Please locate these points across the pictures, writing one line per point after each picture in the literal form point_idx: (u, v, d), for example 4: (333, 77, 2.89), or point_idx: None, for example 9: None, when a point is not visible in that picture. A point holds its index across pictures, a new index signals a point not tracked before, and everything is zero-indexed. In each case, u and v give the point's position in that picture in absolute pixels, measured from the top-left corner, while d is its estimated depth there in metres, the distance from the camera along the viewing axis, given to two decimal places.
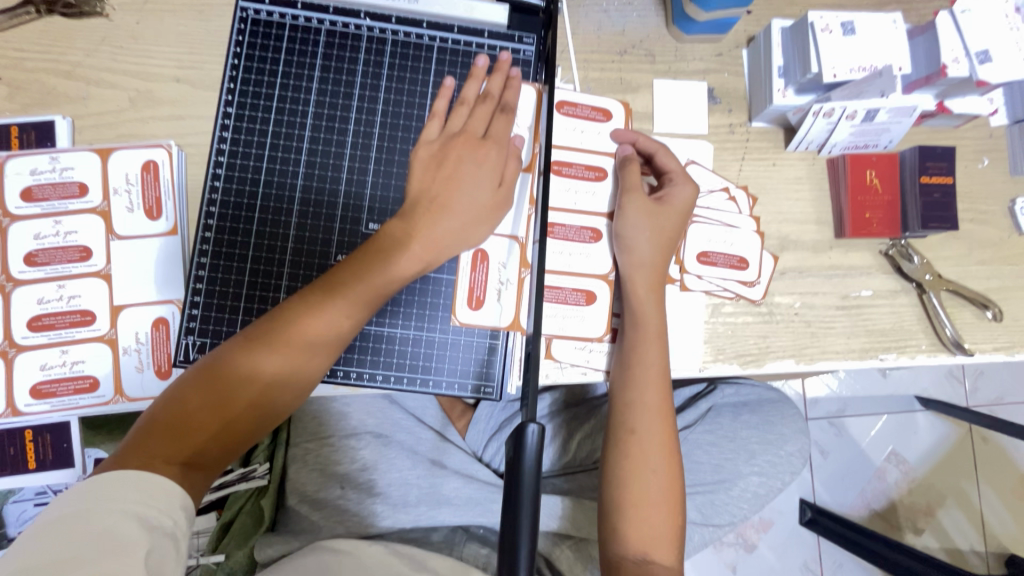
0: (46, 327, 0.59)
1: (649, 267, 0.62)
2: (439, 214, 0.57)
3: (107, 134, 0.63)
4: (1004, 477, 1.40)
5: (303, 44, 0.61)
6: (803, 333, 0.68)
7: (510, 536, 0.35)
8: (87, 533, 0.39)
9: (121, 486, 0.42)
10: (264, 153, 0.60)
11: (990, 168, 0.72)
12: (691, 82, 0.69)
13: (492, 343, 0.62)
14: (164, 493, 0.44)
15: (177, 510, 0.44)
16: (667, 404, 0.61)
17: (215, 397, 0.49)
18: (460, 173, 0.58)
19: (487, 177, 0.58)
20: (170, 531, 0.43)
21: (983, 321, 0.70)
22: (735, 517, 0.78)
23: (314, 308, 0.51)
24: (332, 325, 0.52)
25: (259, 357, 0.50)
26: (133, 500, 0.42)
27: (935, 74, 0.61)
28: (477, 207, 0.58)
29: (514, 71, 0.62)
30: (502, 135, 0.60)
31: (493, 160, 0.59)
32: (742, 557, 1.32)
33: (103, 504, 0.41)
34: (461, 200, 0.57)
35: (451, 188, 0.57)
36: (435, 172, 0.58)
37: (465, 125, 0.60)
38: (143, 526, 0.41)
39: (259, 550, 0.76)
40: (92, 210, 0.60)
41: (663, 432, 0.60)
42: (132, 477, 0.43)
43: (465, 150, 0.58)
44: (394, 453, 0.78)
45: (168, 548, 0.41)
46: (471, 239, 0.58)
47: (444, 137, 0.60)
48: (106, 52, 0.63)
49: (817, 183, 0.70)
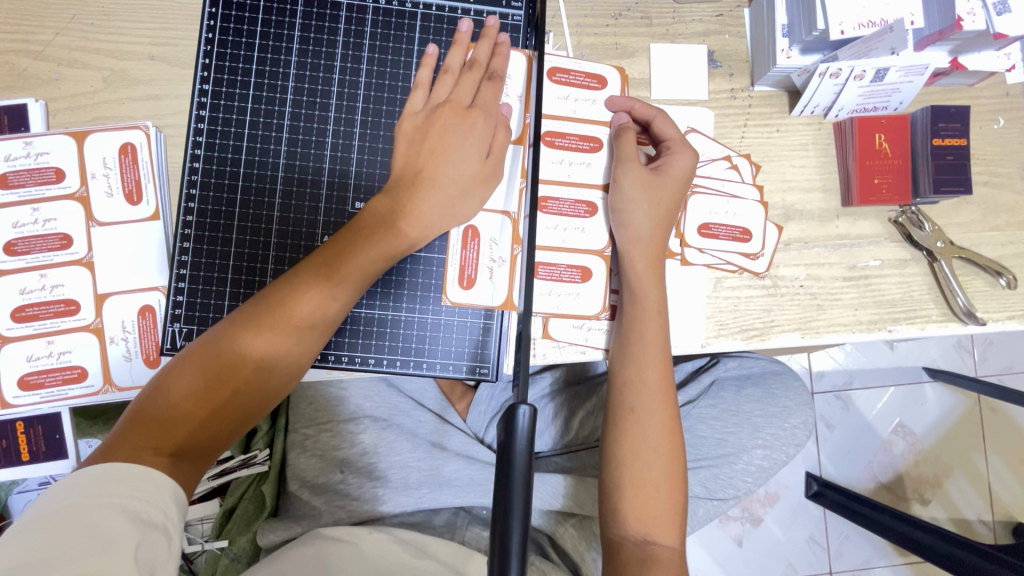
0: (30, 318, 0.57)
1: (648, 240, 0.60)
2: (427, 188, 0.54)
3: (82, 116, 0.60)
4: (1013, 447, 1.39)
5: (279, 15, 0.58)
6: (809, 306, 0.66)
7: (502, 518, 0.34)
8: (74, 530, 0.38)
9: (110, 480, 0.41)
10: (244, 132, 0.57)
11: (1006, 129, 0.68)
12: (690, 45, 0.66)
13: (486, 323, 0.61)
14: (152, 484, 0.43)
15: (169, 504, 0.43)
16: (668, 382, 0.59)
17: (203, 384, 0.47)
18: (448, 146, 0.55)
19: (475, 149, 0.56)
20: (162, 524, 0.41)
21: (996, 288, 0.67)
22: (740, 492, 0.77)
23: (300, 290, 0.50)
24: (321, 305, 0.50)
25: (246, 342, 0.48)
26: (122, 494, 0.41)
27: (949, 29, 0.57)
28: (466, 179, 0.55)
29: (502, 38, 0.59)
30: (490, 105, 0.57)
31: (481, 131, 0.56)
32: (747, 531, 1.32)
33: (92, 498, 0.40)
34: (448, 173, 0.55)
35: (437, 161, 0.55)
36: (420, 146, 0.56)
37: (451, 95, 0.57)
38: (131, 521, 0.40)
39: (262, 536, 0.75)
40: (70, 196, 0.58)
41: (664, 410, 0.58)
42: (121, 469, 0.42)
43: (452, 121, 0.56)
44: (395, 437, 0.77)
45: (161, 542, 0.40)
46: (460, 214, 0.56)
47: (430, 108, 0.57)
48: (77, 30, 0.61)
49: (823, 149, 0.67)
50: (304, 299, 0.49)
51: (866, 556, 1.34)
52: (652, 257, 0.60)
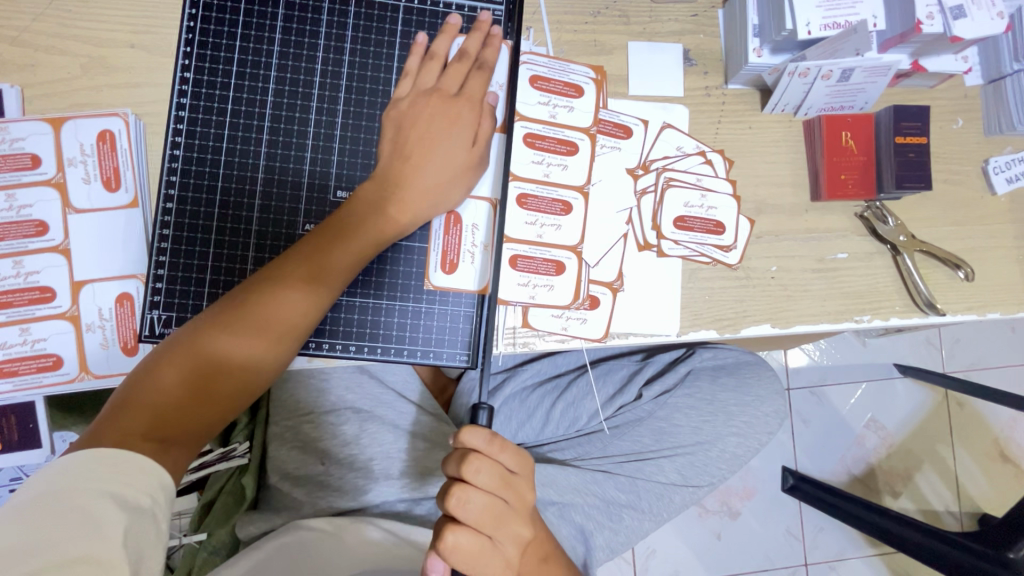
0: (4, 305, 0.57)
1: (510, 513, 0.49)
2: (412, 174, 0.55)
3: (57, 102, 0.60)
4: (978, 440, 1.44)
5: (262, 6, 0.58)
6: (780, 297, 0.68)
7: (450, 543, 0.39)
8: (63, 512, 0.39)
9: (100, 464, 0.42)
10: (225, 120, 0.58)
11: (964, 129, 0.72)
12: (667, 44, 0.68)
13: (467, 310, 0.62)
14: (140, 472, 0.43)
15: (156, 490, 0.44)
16: (497, 468, 0.49)
17: (191, 374, 0.48)
18: (432, 133, 0.55)
19: (462, 137, 0.56)
20: (150, 510, 0.42)
21: (956, 281, 0.70)
22: (714, 478, 0.81)
23: (286, 286, 0.50)
24: (308, 302, 0.51)
25: (231, 335, 0.49)
26: (112, 479, 0.42)
27: (909, 32, 0.60)
28: (453, 169, 0.56)
29: (495, 30, 0.60)
30: (477, 94, 0.58)
31: (466, 120, 0.57)
32: (726, 524, 1.35)
33: (83, 482, 0.41)
34: (432, 162, 0.55)
35: (427, 150, 0.55)
36: (404, 134, 0.56)
37: (438, 83, 0.58)
38: (119, 506, 0.40)
39: (240, 528, 0.76)
40: (45, 182, 0.58)
41: (510, 497, 0.49)
42: (110, 457, 0.43)
43: (437, 108, 0.56)
44: (375, 427, 0.78)
45: (149, 527, 0.41)
46: (445, 199, 0.56)
47: (415, 96, 0.58)
48: (55, 17, 0.60)
49: (793, 146, 0.70)
50: (290, 296, 0.50)
51: (840, 548, 1.37)
52: (512, 493, 0.50)
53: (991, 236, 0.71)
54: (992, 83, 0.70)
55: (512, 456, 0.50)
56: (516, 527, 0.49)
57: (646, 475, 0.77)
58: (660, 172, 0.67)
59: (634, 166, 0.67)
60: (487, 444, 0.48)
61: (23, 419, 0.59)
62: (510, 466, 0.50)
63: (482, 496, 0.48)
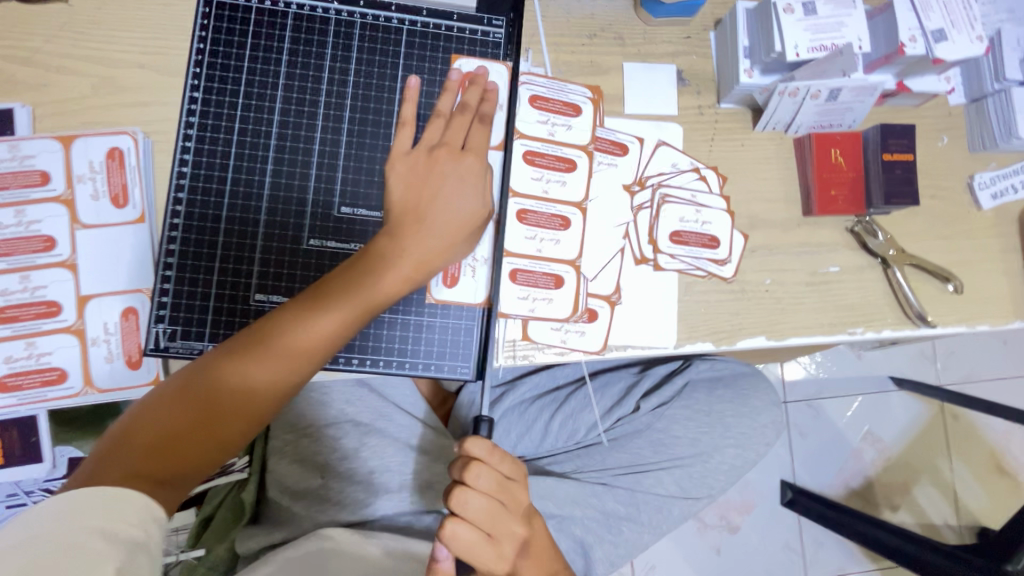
0: (10, 319, 0.57)
1: (506, 514, 0.50)
2: (423, 227, 0.56)
3: (68, 120, 0.61)
4: (974, 452, 1.45)
5: (270, 28, 0.60)
6: (774, 309, 0.69)
7: None
8: (54, 553, 0.38)
9: (82, 507, 0.42)
10: (233, 138, 0.59)
11: (949, 146, 0.74)
12: (660, 65, 0.70)
13: (467, 323, 0.63)
14: (131, 508, 0.43)
15: (149, 522, 0.44)
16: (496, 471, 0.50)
17: (196, 418, 0.50)
18: (442, 187, 0.57)
19: (469, 189, 0.58)
20: (144, 543, 0.43)
21: (945, 294, 0.72)
22: (712, 490, 0.81)
23: (297, 321, 0.51)
24: (302, 352, 0.52)
25: (249, 361, 0.51)
26: (99, 518, 0.41)
27: (893, 53, 0.63)
28: (461, 223, 0.57)
29: (491, 85, 0.62)
30: (481, 147, 0.60)
31: (474, 174, 0.58)
32: (726, 538, 1.35)
33: (69, 522, 0.40)
34: (438, 215, 0.56)
35: (437, 202, 0.56)
36: (412, 188, 0.57)
37: (444, 136, 0.59)
38: (112, 541, 0.41)
39: (240, 543, 0.76)
40: (54, 199, 0.59)
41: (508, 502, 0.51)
42: (104, 497, 0.43)
43: (447, 163, 0.58)
44: (375, 441, 0.79)
45: (140, 559, 0.41)
46: (454, 255, 0.57)
47: (422, 149, 0.58)
48: (67, 38, 0.62)
49: (784, 163, 0.72)
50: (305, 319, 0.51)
51: (839, 563, 1.37)
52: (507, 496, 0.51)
53: (979, 249, 0.73)
54: (975, 102, 0.73)
55: (510, 463, 0.51)
56: (510, 524, 0.51)
57: (645, 487, 0.78)
58: (656, 188, 0.69)
59: (631, 182, 0.69)
60: (489, 453, 0.50)
61: (25, 433, 0.59)
62: (508, 473, 0.51)
63: (479, 498, 0.49)
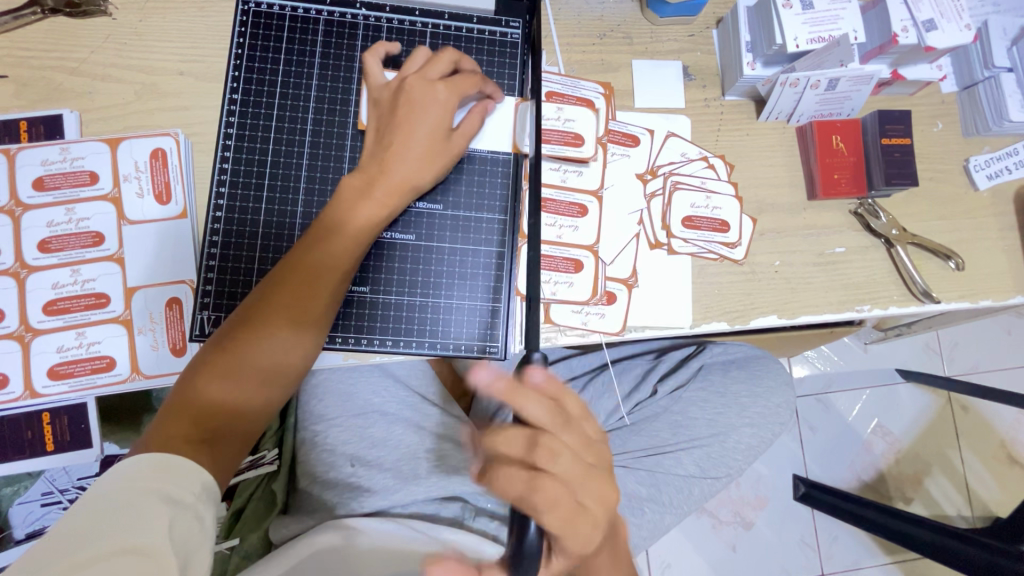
0: (62, 310, 0.61)
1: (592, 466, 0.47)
2: (395, 159, 0.57)
3: (113, 125, 0.65)
4: (982, 441, 1.46)
5: (303, 34, 0.65)
6: (784, 289, 0.72)
7: None
8: (115, 508, 0.41)
9: (148, 468, 0.45)
10: (269, 136, 0.63)
11: (944, 131, 0.78)
12: (667, 62, 0.74)
13: (495, 305, 0.66)
14: (183, 473, 0.46)
15: (198, 489, 0.46)
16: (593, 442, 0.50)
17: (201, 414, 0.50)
18: (410, 119, 0.58)
19: (438, 115, 0.58)
20: (192, 506, 0.45)
21: (947, 271, 0.75)
22: (730, 469, 0.83)
23: (273, 318, 0.53)
24: (286, 341, 0.53)
25: (229, 366, 0.51)
26: (159, 479, 0.44)
27: (887, 43, 0.67)
28: (428, 149, 0.58)
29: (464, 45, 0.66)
30: (458, 80, 0.60)
31: (442, 101, 0.58)
32: (740, 534, 1.36)
33: (134, 482, 0.43)
34: (408, 154, 0.57)
35: (405, 134, 0.58)
36: (386, 125, 0.59)
37: (420, 70, 0.60)
38: (166, 502, 0.43)
39: (273, 532, 0.78)
40: (103, 198, 0.62)
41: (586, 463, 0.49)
42: (159, 460, 0.46)
43: (418, 92, 0.58)
44: (401, 429, 0.81)
45: (195, 524, 0.44)
46: (422, 181, 0.59)
47: (399, 81, 0.60)
48: (111, 49, 0.66)
49: (788, 150, 0.75)
50: (293, 334, 0.53)
51: (855, 556, 1.38)
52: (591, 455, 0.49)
53: (978, 228, 0.76)
54: (966, 90, 0.77)
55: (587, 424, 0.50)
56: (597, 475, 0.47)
57: (664, 468, 0.80)
58: (667, 176, 0.72)
59: (643, 172, 0.72)
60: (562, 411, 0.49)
61: (75, 420, 0.62)
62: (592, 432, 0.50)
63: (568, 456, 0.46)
